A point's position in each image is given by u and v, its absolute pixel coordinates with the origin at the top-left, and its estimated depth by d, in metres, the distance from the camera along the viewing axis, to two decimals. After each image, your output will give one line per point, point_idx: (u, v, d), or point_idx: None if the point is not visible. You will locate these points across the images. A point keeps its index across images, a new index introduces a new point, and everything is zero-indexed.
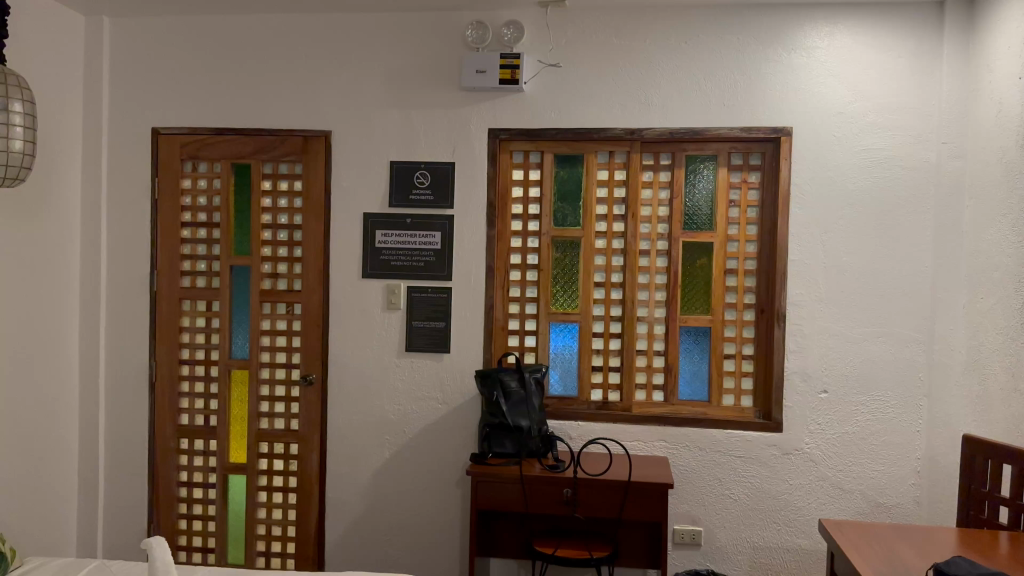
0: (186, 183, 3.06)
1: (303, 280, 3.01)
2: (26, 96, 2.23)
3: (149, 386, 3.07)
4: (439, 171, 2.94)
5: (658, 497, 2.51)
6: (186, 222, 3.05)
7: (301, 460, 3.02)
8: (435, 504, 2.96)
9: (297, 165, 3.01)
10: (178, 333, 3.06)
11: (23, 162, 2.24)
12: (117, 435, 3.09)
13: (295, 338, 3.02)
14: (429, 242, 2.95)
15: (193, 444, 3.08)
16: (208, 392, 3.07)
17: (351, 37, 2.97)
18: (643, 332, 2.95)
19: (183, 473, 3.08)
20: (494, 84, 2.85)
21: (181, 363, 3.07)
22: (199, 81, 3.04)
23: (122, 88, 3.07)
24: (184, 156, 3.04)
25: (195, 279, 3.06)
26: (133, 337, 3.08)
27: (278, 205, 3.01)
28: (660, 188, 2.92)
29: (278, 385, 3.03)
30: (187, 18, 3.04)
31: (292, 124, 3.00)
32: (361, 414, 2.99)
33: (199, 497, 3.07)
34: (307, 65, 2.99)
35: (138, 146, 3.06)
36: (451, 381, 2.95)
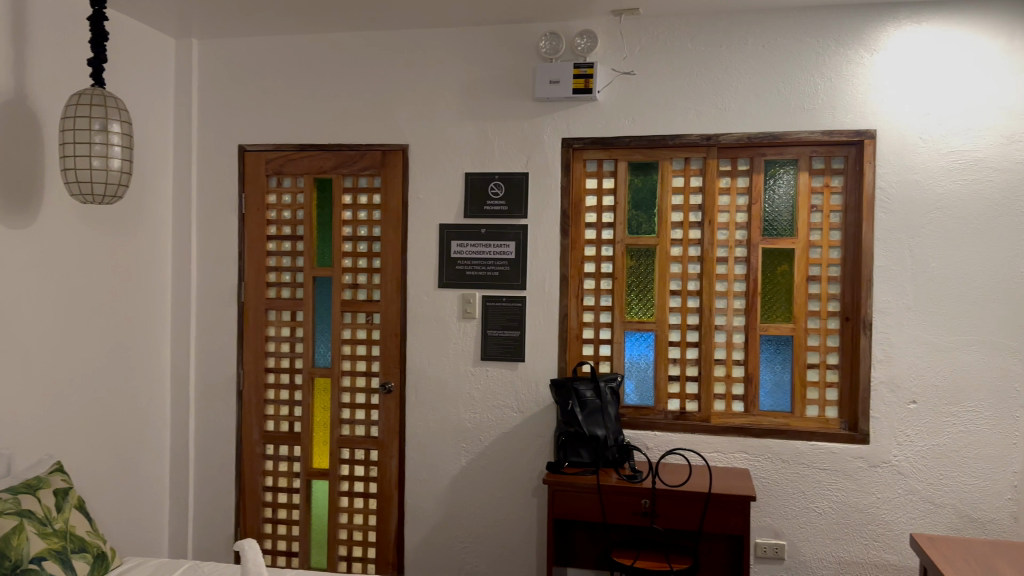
0: (271, 198, 3.17)
1: (381, 289, 3.07)
2: (125, 117, 2.34)
3: (237, 394, 3.19)
4: (513, 181, 2.97)
5: (739, 511, 2.46)
6: (272, 235, 3.16)
7: (381, 466, 3.08)
8: (511, 513, 2.97)
9: (375, 179, 3.08)
10: (264, 342, 3.17)
11: (121, 180, 2.36)
12: (207, 440, 3.21)
13: (374, 347, 3.09)
14: (503, 252, 2.97)
15: (278, 449, 3.17)
16: (292, 400, 3.16)
17: (427, 52, 3.03)
18: (722, 341, 2.90)
19: (269, 478, 3.18)
20: (568, 93, 2.86)
21: (267, 371, 3.18)
22: (282, 99, 3.15)
23: (211, 108, 3.20)
24: (270, 172, 3.15)
25: (280, 290, 3.16)
26: (222, 346, 3.20)
27: (358, 218, 3.09)
28: (738, 194, 2.87)
29: (359, 393, 3.10)
30: (270, 39, 3.15)
31: (370, 138, 3.07)
32: (438, 422, 3.03)
33: (283, 501, 3.16)
34: (384, 80, 3.06)
35: (226, 163, 3.19)
36: (527, 389, 2.96)
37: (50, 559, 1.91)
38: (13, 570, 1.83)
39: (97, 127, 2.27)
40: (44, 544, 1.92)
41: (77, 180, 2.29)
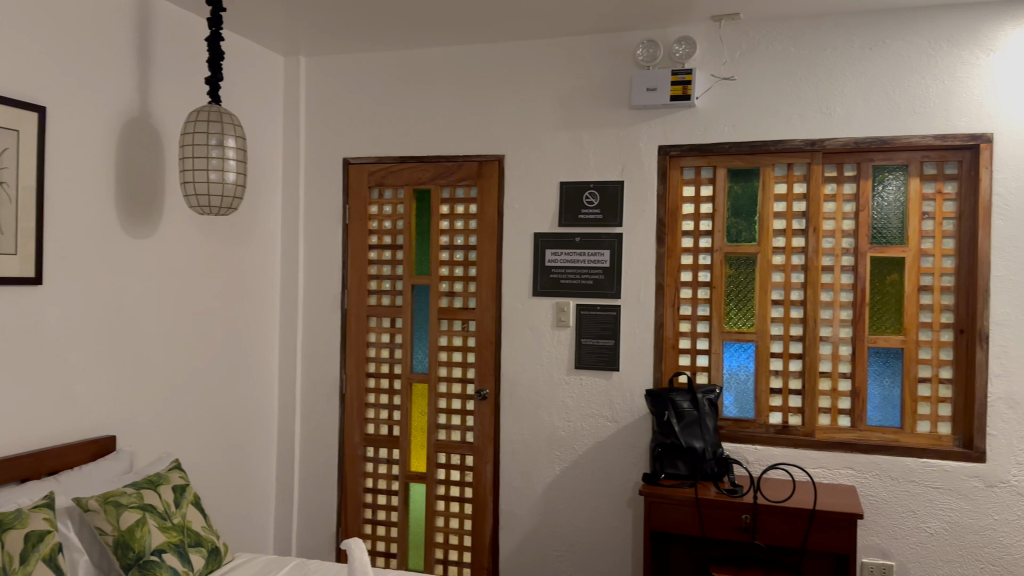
0: (373, 209, 3.26)
1: (477, 297, 3.11)
2: (239, 133, 2.46)
3: (340, 398, 3.29)
4: (608, 190, 2.96)
5: (846, 528, 2.38)
6: (373, 244, 3.26)
7: (476, 471, 3.11)
8: (605, 523, 2.95)
9: (472, 189, 3.13)
10: (365, 348, 3.27)
11: (236, 192, 2.48)
12: (311, 442, 3.32)
13: (470, 354, 3.13)
14: (598, 261, 2.97)
15: (378, 452, 3.26)
16: (391, 404, 3.23)
17: (524, 64, 3.06)
18: (827, 353, 2.81)
19: (369, 479, 3.27)
20: (665, 101, 2.83)
21: (368, 376, 3.27)
22: (383, 113, 3.24)
23: (317, 123, 3.33)
24: (371, 184, 3.25)
25: (381, 297, 3.25)
26: (326, 351, 3.31)
27: (455, 227, 3.14)
28: (844, 201, 2.78)
29: (455, 399, 3.15)
30: (373, 55, 3.25)
31: (467, 149, 3.13)
32: (532, 429, 3.05)
33: (382, 503, 3.24)
34: (482, 92, 3.11)
35: (331, 176, 3.31)
36: (622, 399, 2.94)
37: (169, 551, 2.02)
38: (136, 560, 1.94)
39: (214, 142, 2.39)
40: (164, 537, 2.03)
41: (196, 193, 2.42)
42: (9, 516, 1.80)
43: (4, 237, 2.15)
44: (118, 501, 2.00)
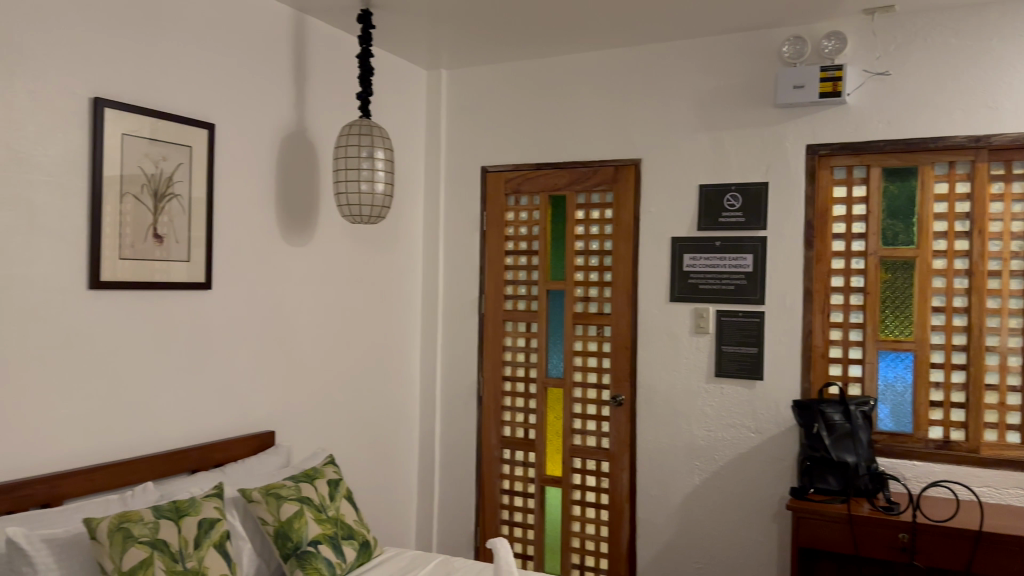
0: (509, 215, 3.31)
1: (613, 302, 3.09)
2: (387, 145, 2.57)
3: (477, 401, 3.36)
4: (751, 192, 2.87)
5: (1017, 553, 2.21)
6: (509, 250, 3.30)
7: (612, 478, 3.09)
8: (748, 536, 2.86)
9: (607, 194, 3.12)
10: (501, 351, 3.32)
11: (384, 202, 2.59)
12: (451, 443, 3.41)
13: (605, 359, 3.12)
14: (740, 265, 2.89)
15: (515, 454, 3.29)
16: (526, 408, 3.27)
17: (662, 67, 3.03)
18: (994, 365, 2.61)
19: (505, 481, 3.31)
20: (813, 99, 2.73)
21: (504, 379, 3.32)
22: (521, 120, 3.29)
23: (457, 132, 3.42)
24: (508, 191, 3.30)
25: (516, 302, 3.29)
26: (465, 355, 3.39)
27: (590, 232, 3.14)
28: (1013, 201, 2.58)
29: (590, 404, 3.14)
30: (511, 64, 3.31)
31: (604, 154, 3.12)
32: (670, 437, 3.00)
33: (519, 504, 3.28)
34: (620, 96, 3.10)
35: (470, 183, 3.38)
36: (765, 409, 2.85)
37: (325, 543, 2.13)
38: (295, 550, 2.06)
39: (364, 154, 2.51)
40: (320, 529, 2.14)
41: (348, 203, 2.55)
42: (185, 504, 1.95)
43: (178, 245, 2.34)
44: (278, 493, 2.12)
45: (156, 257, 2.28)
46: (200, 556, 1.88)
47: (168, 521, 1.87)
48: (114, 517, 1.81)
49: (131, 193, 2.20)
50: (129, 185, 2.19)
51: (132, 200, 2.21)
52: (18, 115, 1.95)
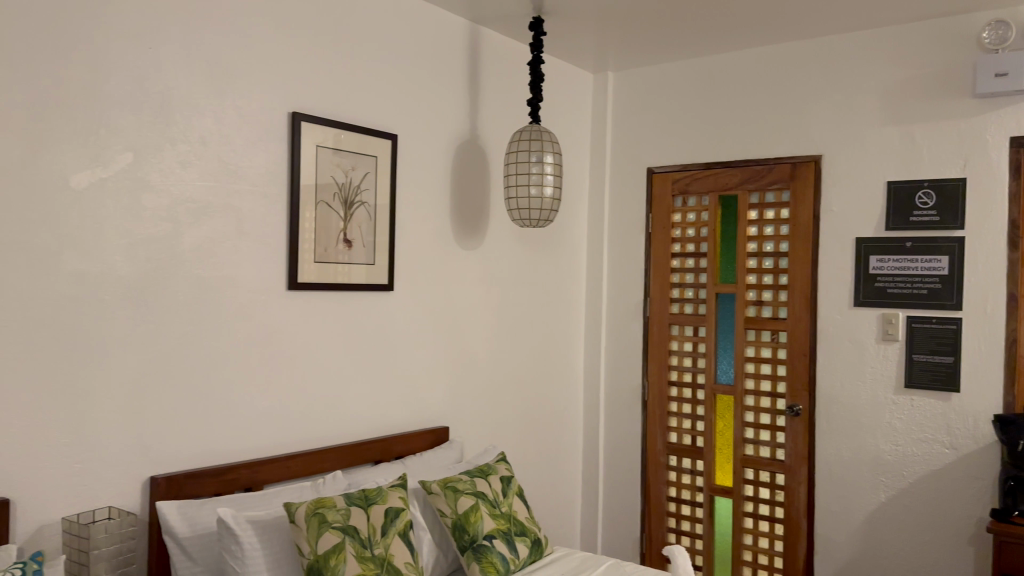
0: (676, 216, 3.27)
1: (789, 307, 2.98)
2: (556, 150, 2.60)
3: (643, 405, 3.33)
4: (947, 189, 2.68)
5: None
6: (676, 252, 3.25)
7: (788, 491, 2.97)
8: (941, 559, 2.67)
9: (783, 193, 3.00)
10: (667, 355, 3.27)
11: (553, 206, 2.62)
12: (616, 446, 3.40)
13: (780, 366, 3.00)
14: (934, 268, 2.69)
15: (682, 461, 3.24)
16: (694, 414, 3.20)
17: (843, 59, 2.89)
18: None
19: (672, 488, 3.26)
20: (1018, 87, 2.51)
21: (670, 384, 3.27)
22: (690, 120, 3.24)
23: (623, 134, 3.41)
24: (676, 192, 3.26)
25: (683, 305, 3.23)
26: (630, 358, 3.37)
27: (764, 233, 3.04)
28: None
29: (764, 413, 3.03)
30: (680, 63, 3.26)
31: (779, 153, 3.01)
32: (852, 449, 2.85)
33: (687, 513, 3.22)
34: (796, 92, 2.99)
35: (637, 185, 3.36)
36: (961, 423, 2.65)
37: (499, 538, 2.17)
38: (471, 543, 2.12)
39: (534, 159, 2.56)
40: (494, 524, 2.19)
41: (519, 208, 2.61)
42: (373, 492, 2.06)
43: (364, 249, 2.49)
44: (455, 487, 2.21)
45: (344, 261, 2.43)
46: (386, 543, 1.98)
47: (358, 509, 1.99)
48: (312, 503, 1.94)
49: (324, 201, 2.36)
50: (322, 193, 2.35)
51: (325, 208, 2.37)
52: (228, 131, 2.14)
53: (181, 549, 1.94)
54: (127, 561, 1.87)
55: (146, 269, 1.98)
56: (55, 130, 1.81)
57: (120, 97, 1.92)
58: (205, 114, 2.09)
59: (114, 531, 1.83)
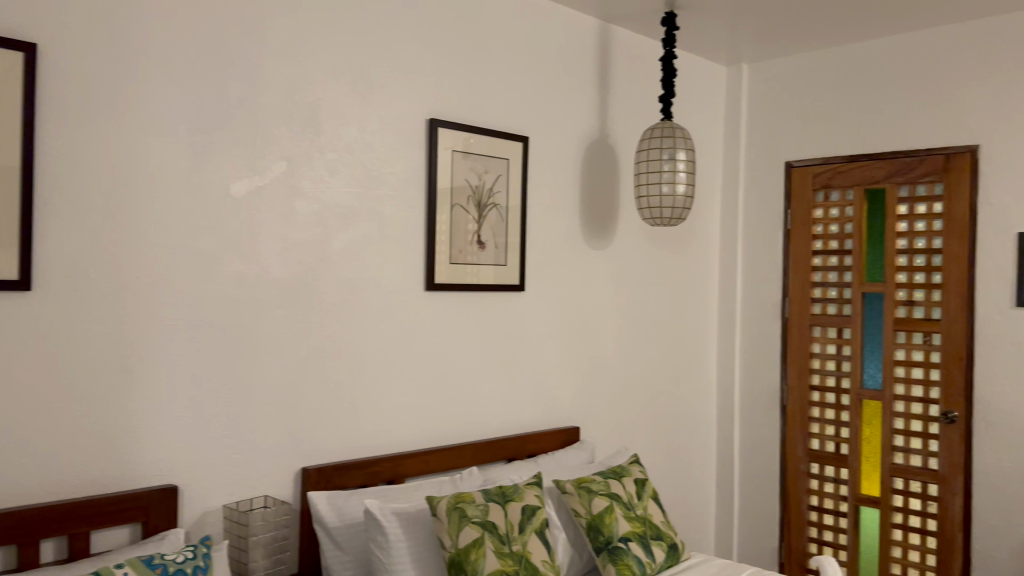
0: (818, 212, 3.14)
1: (943, 307, 2.79)
2: (689, 146, 2.54)
3: (782, 409, 3.21)
4: None
5: None
6: (818, 250, 3.12)
7: (941, 503, 2.79)
8: None
9: (936, 186, 2.82)
10: (809, 358, 3.15)
11: (686, 203, 2.57)
12: (751, 450, 3.30)
13: (933, 370, 2.82)
14: None
15: (824, 469, 3.10)
16: (838, 420, 3.07)
17: (1003, 40, 2.69)
18: None
19: (814, 497, 3.13)
20: None
21: (812, 388, 3.14)
22: (830, 111, 3.11)
23: (758, 129, 3.31)
24: (817, 187, 3.13)
25: (826, 305, 3.10)
26: (767, 360, 3.26)
27: (915, 229, 2.87)
28: None
29: (915, 420, 2.86)
30: (819, 53, 3.14)
31: (930, 143, 2.84)
32: (1015, 461, 2.65)
33: (829, 523, 3.09)
34: (949, 77, 2.81)
35: (773, 181, 3.25)
36: None
37: (635, 541, 2.14)
38: (607, 545, 2.11)
39: (666, 157, 2.51)
40: (630, 527, 2.16)
41: (650, 206, 2.58)
42: (510, 489, 2.09)
43: (498, 250, 2.53)
44: (590, 487, 2.21)
45: (479, 262, 2.48)
46: (524, 540, 1.99)
47: (496, 505, 2.02)
48: (451, 498, 1.99)
49: (459, 204, 2.42)
50: (457, 196, 2.41)
51: (459, 211, 2.42)
52: (371, 138, 2.23)
53: (330, 538, 2.02)
54: (281, 548, 1.96)
55: (297, 271, 2.09)
56: (218, 141, 1.94)
57: (275, 109, 2.04)
58: (351, 123, 2.19)
59: (270, 519, 1.93)
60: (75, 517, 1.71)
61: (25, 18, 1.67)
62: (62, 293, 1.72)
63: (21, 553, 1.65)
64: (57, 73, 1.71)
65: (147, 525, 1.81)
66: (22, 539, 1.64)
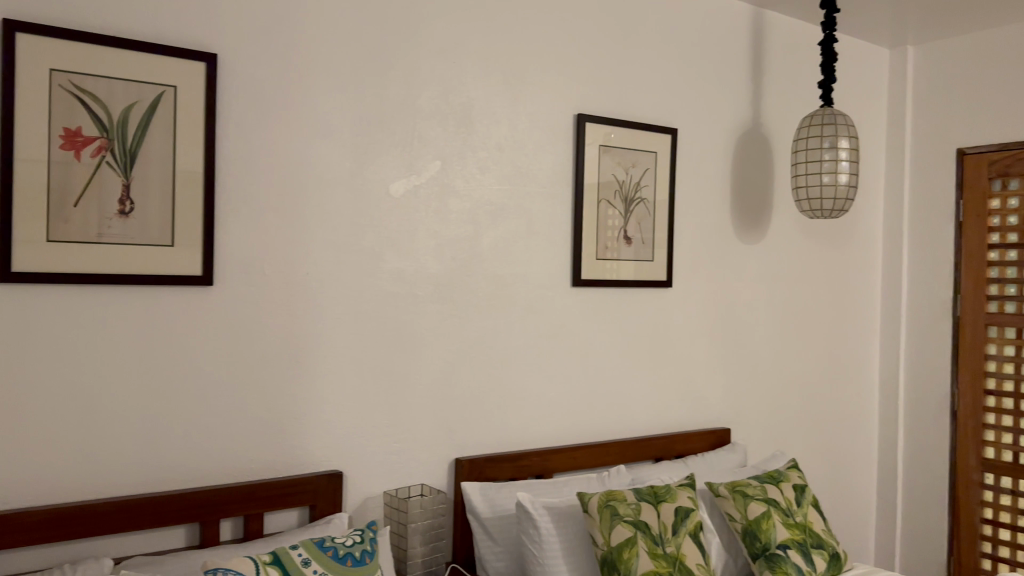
0: (994, 203, 2.90)
1: None
2: (853, 133, 2.41)
3: (951, 414, 2.99)
4: None
5: None
6: (994, 244, 2.89)
7: None
8: None
9: None
10: (983, 360, 2.92)
11: (849, 194, 2.43)
12: (916, 457, 3.09)
13: None
14: None
15: (1000, 480, 2.87)
16: (1016, 428, 2.83)
17: None
18: None
19: (987, 510, 2.91)
20: None
21: (986, 393, 2.91)
22: (1007, 92, 2.85)
23: (924, 114, 3.10)
24: (993, 175, 2.89)
25: (1003, 304, 2.87)
26: (935, 362, 3.05)
27: None
28: None
29: None
30: (995, 30, 2.89)
31: None
32: None
33: (1006, 538, 2.86)
34: None
35: (942, 170, 3.03)
36: None
37: (794, 548, 2.05)
38: (764, 551, 2.03)
39: (827, 145, 2.39)
40: (788, 534, 2.08)
41: (809, 198, 2.47)
42: (663, 490, 2.05)
43: (645, 246, 2.49)
44: (745, 491, 2.14)
45: (625, 258, 2.45)
46: (678, 542, 1.95)
47: (649, 505, 1.99)
48: (603, 495, 1.98)
49: (606, 199, 2.40)
50: (604, 191, 2.39)
51: (606, 205, 2.40)
52: (521, 135, 2.25)
53: (484, 529, 2.07)
54: (438, 536, 2.02)
55: (451, 267, 2.13)
56: (379, 142, 2.01)
57: (430, 109, 2.09)
58: (502, 121, 2.21)
59: (427, 507, 1.99)
60: (251, 499, 1.82)
61: (206, 31, 1.79)
62: (239, 289, 1.84)
63: (204, 530, 1.77)
64: (234, 83, 1.82)
65: (314, 509, 1.90)
66: (205, 517, 1.76)
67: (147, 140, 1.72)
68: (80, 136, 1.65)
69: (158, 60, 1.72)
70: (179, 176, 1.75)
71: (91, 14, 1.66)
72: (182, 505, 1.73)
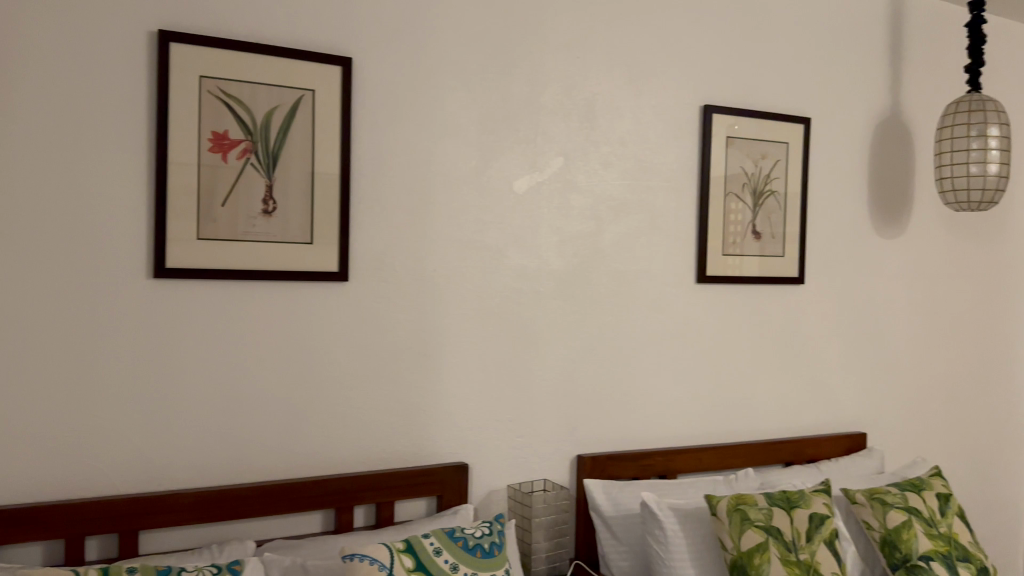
0: None
1: None
2: (1004, 119, 2.26)
3: None
4: None
5: None
6: None
7: None
8: None
9: None
10: None
11: (999, 184, 2.28)
12: None
13: None
14: None
15: None
16: None
17: None
18: None
19: None
20: None
21: None
22: None
23: None
24: None
25: None
26: None
27: None
28: None
29: None
30: None
31: None
32: None
33: None
34: None
35: None
36: None
37: (938, 560, 1.93)
38: (904, 562, 1.93)
39: (975, 132, 2.26)
40: (932, 545, 1.96)
41: (954, 189, 2.32)
42: (796, 495, 1.98)
43: (775, 241, 2.41)
44: (884, 499, 2.05)
45: (754, 253, 2.38)
46: (812, 549, 1.87)
47: (781, 510, 1.93)
48: (732, 499, 1.94)
49: (734, 192, 2.34)
50: (732, 184, 2.33)
51: (733, 198, 2.34)
52: (645, 130, 2.21)
53: (607, 527, 2.06)
54: (562, 532, 2.02)
55: (574, 263, 2.13)
56: (503, 140, 2.03)
57: (554, 105, 2.09)
58: (625, 115, 2.18)
59: (550, 502, 1.99)
60: (382, 487, 1.87)
61: (341, 36, 1.85)
62: (371, 284, 1.89)
63: (339, 516, 1.83)
64: (366, 85, 1.88)
65: (442, 499, 1.94)
66: (340, 503, 1.82)
67: (288, 141, 1.79)
68: (228, 139, 1.73)
69: (297, 65, 1.79)
70: (317, 175, 1.82)
71: (236, 24, 1.74)
72: (319, 491, 1.80)
